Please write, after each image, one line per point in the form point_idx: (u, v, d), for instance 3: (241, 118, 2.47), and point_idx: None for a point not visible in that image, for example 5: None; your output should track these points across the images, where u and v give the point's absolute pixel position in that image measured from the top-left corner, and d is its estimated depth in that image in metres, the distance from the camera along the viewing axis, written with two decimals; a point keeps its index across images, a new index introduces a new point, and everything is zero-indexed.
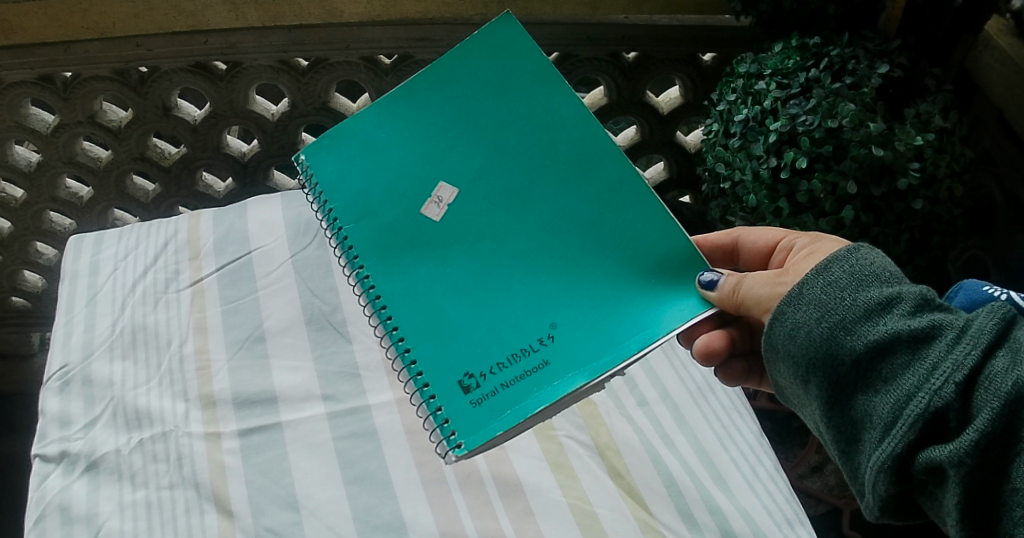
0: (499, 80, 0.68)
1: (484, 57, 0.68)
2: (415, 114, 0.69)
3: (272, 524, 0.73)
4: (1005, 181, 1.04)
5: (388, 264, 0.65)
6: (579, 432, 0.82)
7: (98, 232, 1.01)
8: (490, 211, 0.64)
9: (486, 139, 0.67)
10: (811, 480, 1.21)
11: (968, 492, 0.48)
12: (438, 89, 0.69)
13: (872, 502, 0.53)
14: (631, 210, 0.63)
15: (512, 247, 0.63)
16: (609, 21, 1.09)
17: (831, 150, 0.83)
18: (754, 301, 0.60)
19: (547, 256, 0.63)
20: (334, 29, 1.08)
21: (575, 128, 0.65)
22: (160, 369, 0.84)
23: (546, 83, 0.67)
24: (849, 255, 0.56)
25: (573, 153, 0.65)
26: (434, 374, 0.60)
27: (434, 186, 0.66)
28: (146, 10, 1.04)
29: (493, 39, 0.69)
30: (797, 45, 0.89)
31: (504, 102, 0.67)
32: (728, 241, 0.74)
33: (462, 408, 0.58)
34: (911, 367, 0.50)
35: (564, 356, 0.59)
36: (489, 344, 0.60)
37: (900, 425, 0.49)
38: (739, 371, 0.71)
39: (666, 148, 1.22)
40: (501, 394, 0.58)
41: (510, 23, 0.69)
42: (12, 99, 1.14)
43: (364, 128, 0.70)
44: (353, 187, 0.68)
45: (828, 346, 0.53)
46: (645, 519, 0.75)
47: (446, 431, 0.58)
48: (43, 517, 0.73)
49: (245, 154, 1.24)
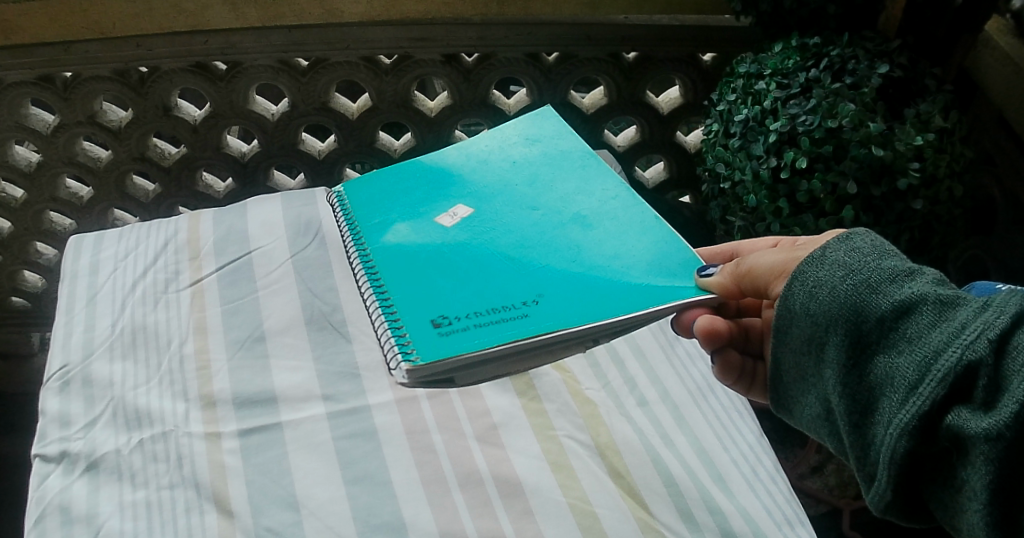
0: (532, 146, 0.79)
1: (519, 132, 0.81)
2: (450, 161, 0.78)
3: (272, 525, 0.73)
4: (1006, 181, 1.04)
5: (390, 242, 0.67)
6: (579, 432, 0.82)
7: (98, 232, 1.01)
8: (501, 219, 0.68)
9: (511, 177, 0.74)
10: (811, 480, 1.21)
11: (1001, 466, 0.44)
12: (474, 148, 0.79)
13: (888, 475, 0.49)
14: (637, 229, 0.67)
15: (517, 241, 0.66)
16: (609, 22, 1.09)
17: (831, 150, 0.83)
18: (763, 269, 0.60)
19: (549, 250, 0.65)
20: (334, 29, 1.08)
21: (594, 180, 0.73)
22: (160, 369, 0.84)
23: (572, 151, 0.77)
24: (870, 234, 0.56)
25: (592, 192, 0.72)
26: (409, 309, 0.59)
27: (454, 203, 0.71)
28: (146, 10, 1.04)
29: (529, 122, 0.82)
30: (797, 45, 0.90)
31: (531, 158, 0.77)
32: (729, 249, 0.72)
33: (429, 336, 0.56)
34: (938, 325, 0.48)
35: (546, 313, 0.58)
36: (475, 297, 0.59)
37: (928, 382, 0.46)
38: (735, 363, 0.69)
39: (666, 148, 1.22)
40: (472, 327, 0.57)
41: (546, 114, 0.84)
42: (12, 99, 1.14)
43: (400, 167, 0.78)
44: (375, 194, 0.74)
45: (851, 304, 0.52)
46: (645, 519, 0.75)
47: (406, 347, 0.56)
48: (42, 517, 0.73)
49: (245, 154, 1.24)
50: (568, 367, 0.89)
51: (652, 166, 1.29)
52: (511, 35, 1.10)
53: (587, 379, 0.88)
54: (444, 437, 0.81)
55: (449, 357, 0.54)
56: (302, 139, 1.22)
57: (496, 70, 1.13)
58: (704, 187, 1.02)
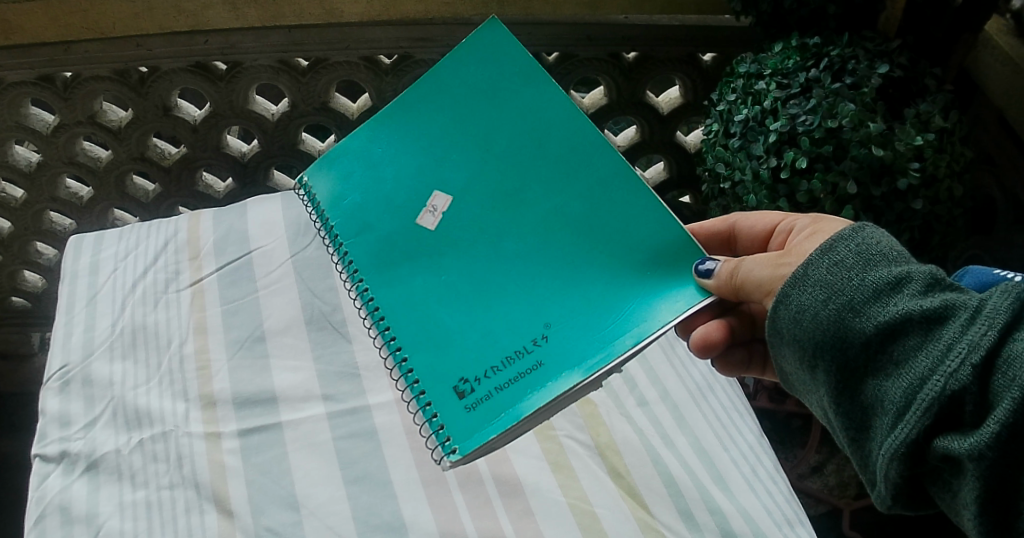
0: (493, 82, 0.69)
1: (472, 63, 0.70)
2: (408, 124, 0.72)
3: (272, 525, 0.73)
4: (1006, 181, 1.04)
5: (388, 276, 0.67)
6: (579, 432, 0.82)
7: (98, 232, 1.01)
8: (483, 217, 0.66)
9: (479, 143, 0.68)
10: (811, 480, 1.20)
11: (988, 486, 0.46)
12: (429, 98, 0.71)
13: (884, 492, 0.51)
14: (623, 206, 0.63)
15: (508, 249, 0.64)
16: (609, 21, 1.09)
17: (831, 150, 0.83)
18: (755, 283, 0.60)
19: (539, 249, 0.64)
20: (334, 29, 1.08)
21: (567, 127, 0.66)
22: (160, 369, 0.84)
23: (535, 83, 0.68)
24: (855, 234, 0.55)
25: (565, 146, 0.66)
26: (430, 380, 0.61)
27: (429, 194, 0.68)
28: (146, 10, 1.04)
29: (480, 43, 0.71)
30: (797, 45, 0.89)
31: (495, 105, 0.69)
32: (726, 227, 0.75)
33: (455, 412, 0.59)
34: (923, 347, 0.49)
35: (558, 355, 0.59)
36: (484, 343, 0.61)
37: (914, 410, 0.48)
38: (738, 359, 0.72)
39: (667, 148, 1.22)
40: (495, 395, 0.59)
41: (497, 26, 0.70)
42: (13, 99, 1.14)
43: (359, 146, 0.73)
44: (352, 203, 0.72)
45: (836, 328, 0.53)
46: (645, 518, 0.75)
47: (443, 436, 0.59)
48: (43, 517, 0.73)
49: (245, 154, 1.24)
50: None
51: (652, 166, 1.29)
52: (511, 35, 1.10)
53: None
54: None
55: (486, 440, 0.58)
56: (302, 139, 1.22)
57: None
58: (704, 187, 1.01)
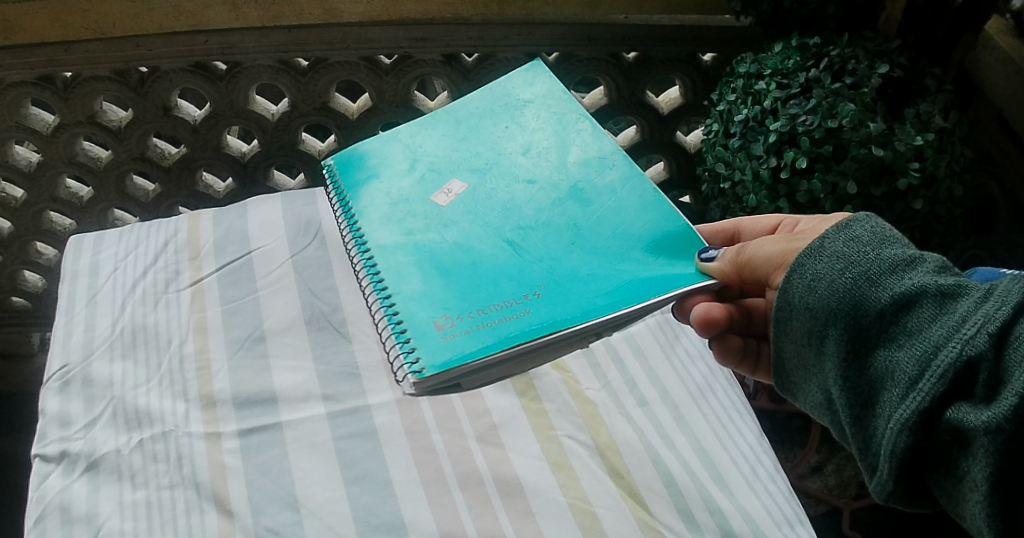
0: (524, 112, 0.79)
1: (509, 99, 0.81)
2: (443, 132, 0.79)
3: (273, 524, 0.73)
4: (1007, 181, 1.03)
5: (393, 234, 0.68)
6: (579, 432, 0.82)
7: (98, 232, 1.01)
8: (498, 201, 0.69)
9: (505, 151, 0.75)
10: (811, 480, 1.20)
11: (1000, 463, 0.44)
12: (465, 118, 0.80)
13: (889, 467, 0.50)
14: (635, 202, 0.68)
15: (518, 226, 0.67)
16: (609, 21, 1.09)
17: (831, 150, 0.83)
18: (763, 258, 0.60)
19: (546, 232, 0.66)
20: (334, 29, 1.08)
21: (588, 146, 0.74)
22: (160, 369, 0.84)
23: (565, 115, 0.78)
24: (868, 220, 0.57)
25: (586, 158, 0.73)
26: (413, 312, 0.60)
27: (450, 181, 0.72)
28: (146, 10, 1.04)
29: (523, 84, 0.82)
30: (797, 45, 0.89)
31: (524, 125, 0.77)
32: (731, 226, 0.74)
33: (432, 340, 0.58)
34: (936, 317, 0.49)
35: (548, 308, 0.59)
36: (475, 291, 0.61)
37: (929, 377, 0.47)
38: (735, 347, 0.71)
39: (666, 148, 1.22)
40: (473, 331, 0.58)
41: (541, 70, 0.83)
42: (13, 99, 1.14)
43: (390, 141, 0.79)
44: (369, 177, 0.75)
45: (851, 297, 0.53)
46: (645, 519, 0.75)
47: (413, 355, 0.57)
48: (43, 517, 0.73)
49: (245, 154, 1.24)
50: (566, 362, 0.88)
51: (652, 166, 1.30)
52: (511, 35, 1.10)
53: (587, 379, 0.87)
54: (444, 437, 0.81)
55: (456, 364, 0.55)
56: (302, 139, 1.23)
57: (496, 70, 1.13)
58: (704, 187, 1.01)
